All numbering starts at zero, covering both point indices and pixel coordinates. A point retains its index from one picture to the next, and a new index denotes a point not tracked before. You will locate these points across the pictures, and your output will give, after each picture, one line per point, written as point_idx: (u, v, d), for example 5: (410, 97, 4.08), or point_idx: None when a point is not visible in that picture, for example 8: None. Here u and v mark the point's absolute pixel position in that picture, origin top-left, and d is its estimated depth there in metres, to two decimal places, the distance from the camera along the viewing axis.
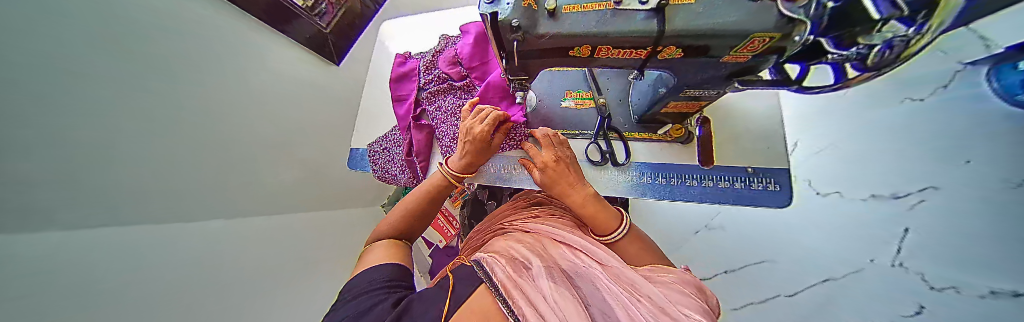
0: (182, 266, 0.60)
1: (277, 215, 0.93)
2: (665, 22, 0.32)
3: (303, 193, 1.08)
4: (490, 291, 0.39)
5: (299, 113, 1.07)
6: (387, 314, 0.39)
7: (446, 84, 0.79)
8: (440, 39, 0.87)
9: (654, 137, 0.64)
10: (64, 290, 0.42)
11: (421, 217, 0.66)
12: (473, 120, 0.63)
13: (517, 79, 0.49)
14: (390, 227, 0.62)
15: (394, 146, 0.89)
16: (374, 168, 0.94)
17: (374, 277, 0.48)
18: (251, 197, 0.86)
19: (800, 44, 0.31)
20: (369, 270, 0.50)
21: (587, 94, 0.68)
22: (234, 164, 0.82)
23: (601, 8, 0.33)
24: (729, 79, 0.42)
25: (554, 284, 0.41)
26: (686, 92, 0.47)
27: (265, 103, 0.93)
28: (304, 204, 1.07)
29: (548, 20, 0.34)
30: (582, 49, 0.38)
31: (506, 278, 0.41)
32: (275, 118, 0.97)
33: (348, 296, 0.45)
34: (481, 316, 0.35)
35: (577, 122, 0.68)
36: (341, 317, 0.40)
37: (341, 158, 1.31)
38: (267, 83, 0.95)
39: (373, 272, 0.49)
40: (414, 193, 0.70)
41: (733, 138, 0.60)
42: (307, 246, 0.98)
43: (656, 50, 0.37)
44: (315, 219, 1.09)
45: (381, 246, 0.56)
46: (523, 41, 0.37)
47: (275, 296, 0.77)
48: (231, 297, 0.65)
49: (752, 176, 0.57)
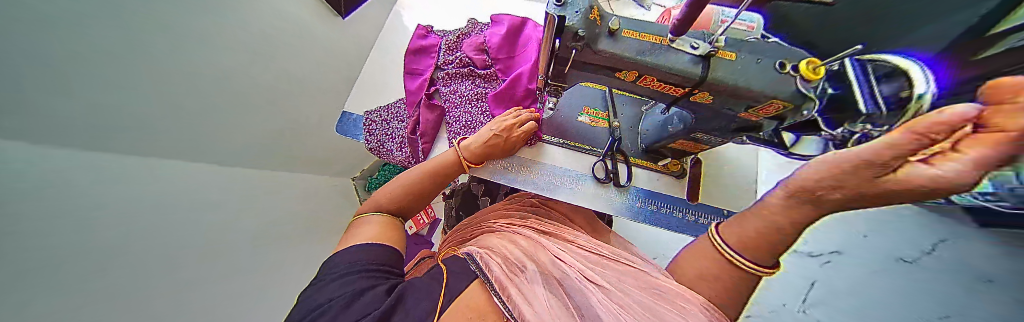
0: (140, 213, 0.51)
1: (240, 169, 0.82)
2: (708, 70, 0.36)
3: (274, 150, 0.96)
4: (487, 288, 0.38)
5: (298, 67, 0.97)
6: (378, 304, 0.37)
7: (468, 69, 0.77)
8: (467, 23, 0.84)
9: (655, 166, 0.69)
10: (26, 227, 0.36)
11: (419, 196, 0.63)
12: (513, 119, 0.66)
13: (554, 85, 0.50)
14: (387, 203, 0.59)
15: (396, 120, 0.84)
16: (368, 138, 0.87)
17: (362, 256, 0.44)
18: (221, 147, 0.75)
19: (802, 117, 0.37)
20: (353, 248, 0.46)
21: (603, 115, 0.71)
22: (226, 108, 0.73)
23: (657, 41, 0.37)
24: (736, 132, 0.47)
25: (549, 286, 0.41)
26: (696, 134, 0.53)
27: (268, 48, 0.83)
28: (274, 163, 0.96)
29: (609, 39, 0.36)
30: (629, 74, 0.40)
31: (501, 275, 0.41)
32: (276, 67, 0.87)
33: (332, 274, 0.41)
34: (477, 313, 0.36)
35: (590, 137, 0.71)
36: (325, 300, 0.37)
37: (325, 120, 1.20)
38: (275, 28, 0.84)
39: (360, 250, 0.45)
40: (415, 168, 0.66)
41: (719, 181, 0.68)
42: (267, 210, 0.87)
43: (690, 92, 0.41)
44: (280, 182, 0.98)
45: (371, 222, 0.53)
46: (580, 52, 0.37)
47: (232, 260, 0.69)
48: (187, 254, 0.58)
49: (726, 218, 0.65)
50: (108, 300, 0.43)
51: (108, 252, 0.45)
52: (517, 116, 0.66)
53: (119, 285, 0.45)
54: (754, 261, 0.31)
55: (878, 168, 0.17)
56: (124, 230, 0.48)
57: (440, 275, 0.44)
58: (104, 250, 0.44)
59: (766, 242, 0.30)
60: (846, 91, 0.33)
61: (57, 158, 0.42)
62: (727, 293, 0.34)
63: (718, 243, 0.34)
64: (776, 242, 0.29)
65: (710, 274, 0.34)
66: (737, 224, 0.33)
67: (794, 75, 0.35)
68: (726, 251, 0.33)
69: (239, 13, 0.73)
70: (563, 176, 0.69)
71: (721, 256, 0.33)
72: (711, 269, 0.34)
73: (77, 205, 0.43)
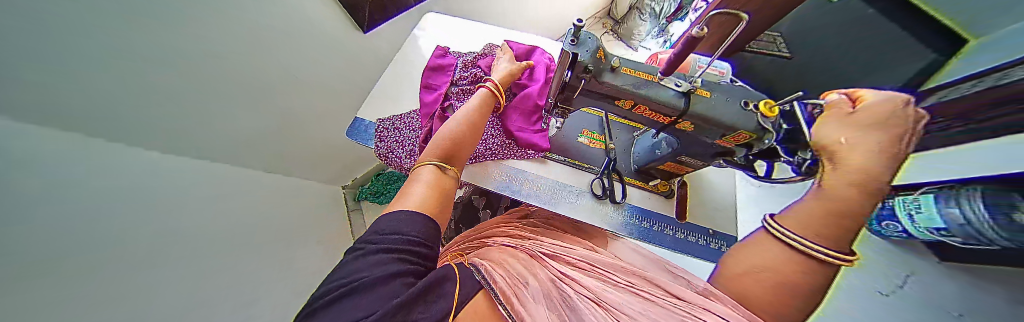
0: (74, 210, 0.47)
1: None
2: (689, 104, 0.44)
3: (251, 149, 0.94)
4: (491, 298, 0.35)
5: (295, 67, 0.97)
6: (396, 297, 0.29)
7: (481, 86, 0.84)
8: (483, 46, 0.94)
9: (646, 186, 0.76)
10: None
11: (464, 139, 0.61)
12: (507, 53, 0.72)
13: (561, 107, 0.57)
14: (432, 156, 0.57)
15: (409, 130, 0.90)
16: (378, 144, 0.90)
17: (402, 229, 0.39)
18: (201, 137, 0.79)
19: (765, 145, 0.45)
20: (400, 213, 0.42)
21: (600, 137, 0.79)
22: (197, 95, 0.73)
23: (648, 78, 0.45)
24: (714, 156, 0.56)
25: (550, 309, 0.38)
26: (681, 157, 0.60)
27: (258, 41, 0.82)
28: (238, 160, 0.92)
29: (610, 73, 0.45)
30: (626, 102, 0.48)
31: (504, 285, 0.38)
32: (275, 67, 0.90)
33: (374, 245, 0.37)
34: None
35: (588, 156, 0.78)
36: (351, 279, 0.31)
37: (320, 120, 1.21)
38: (282, 32, 0.88)
39: (399, 221, 0.40)
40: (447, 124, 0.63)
41: (703, 203, 0.75)
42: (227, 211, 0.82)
43: (676, 121, 0.48)
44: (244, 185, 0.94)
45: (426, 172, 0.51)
46: (588, 81, 0.45)
47: (189, 270, 0.63)
48: (132, 250, 0.53)
49: (712, 237, 0.71)
50: (49, 299, 0.39)
51: (52, 233, 0.43)
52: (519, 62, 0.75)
53: (62, 286, 0.41)
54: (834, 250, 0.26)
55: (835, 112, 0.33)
56: (54, 221, 0.44)
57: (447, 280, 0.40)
58: (46, 229, 0.42)
59: (843, 211, 0.27)
60: (794, 126, 0.39)
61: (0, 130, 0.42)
62: (790, 296, 0.27)
63: (775, 230, 0.30)
64: (847, 218, 0.27)
65: (773, 268, 0.28)
66: (796, 211, 0.32)
67: (755, 112, 0.44)
68: (789, 239, 0.28)
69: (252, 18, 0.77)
70: (563, 191, 0.74)
71: (785, 249, 0.29)
72: (783, 266, 0.28)
73: (6, 204, 0.38)
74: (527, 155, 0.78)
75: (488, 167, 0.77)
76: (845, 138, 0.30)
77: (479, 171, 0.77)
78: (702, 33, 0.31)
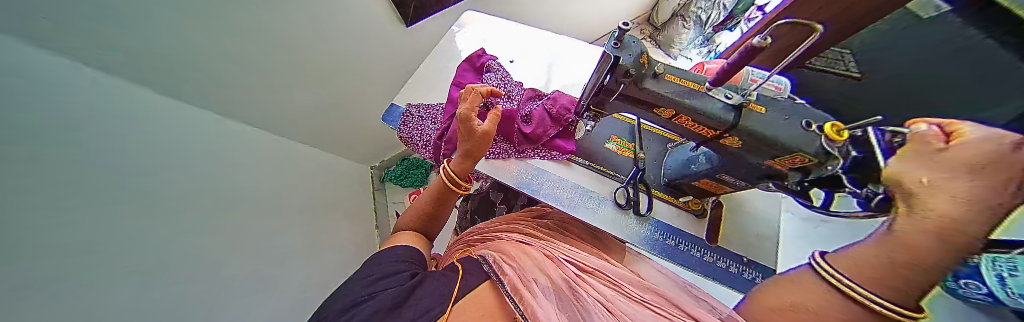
0: (134, 170, 0.51)
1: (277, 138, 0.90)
2: (739, 119, 0.41)
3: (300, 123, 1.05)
4: (499, 290, 0.38)
5: (340, 55, 1.04)
6: (403, 282, 0.39)
7: (512, 88, 0.83)
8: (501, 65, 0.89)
9: (675, 202, 0.71)
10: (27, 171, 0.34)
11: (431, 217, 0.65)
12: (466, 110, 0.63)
13: (593, 110, 0.56)
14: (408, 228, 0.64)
15: (435, 121, 0.93)
16: (406, 130, 0.95)
17: (392, 253, 0.48)
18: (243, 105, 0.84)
19: (825, 172, 0.41)
20: (389, 248, 0.51)
21: (629, 145, 0.76)
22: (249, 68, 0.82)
23: (694, 87, 0.43)
24: (759, 178, 0.51)
25: (557, 304, 0.39)
26: (720, 175, 0.56)
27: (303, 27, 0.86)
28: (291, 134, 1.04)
29: (652, 79, 0.43)
30: (666, 111, 0.46)
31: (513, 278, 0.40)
32: (327, 51, 0.98)
33: (386, 254, 0.47)
34: (482, 311, 0.35)
35: (615, 164, 0.75)
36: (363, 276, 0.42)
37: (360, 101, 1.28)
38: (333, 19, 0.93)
39: (392, 251, 0.49)
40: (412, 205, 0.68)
41: (740, 229, 0.68)
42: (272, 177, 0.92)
43: (721, 136, 0.45)
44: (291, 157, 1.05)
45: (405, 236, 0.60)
46: (627, 86, 0.44)
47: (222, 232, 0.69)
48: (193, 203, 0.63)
49: (746, 266, 0.65)
50: (126, 230, 0.47)
51: (128, 177, 0.50)
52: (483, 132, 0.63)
53: (133, 226, 0.48)
54: (899, 305, 0.20)
55: (921, 147, 0.29)
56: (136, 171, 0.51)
57: (453, 268, 0.45)
58: (125, 173, 0.50)
59: (922, 263, 0.20)
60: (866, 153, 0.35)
61: (108, 87, 0.52)
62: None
63: (822, 268, 0.24)
64: (917, 268, 0.20)
65: (802, 304, 0.23)
66: (851, 253, 0.24)
67: (819, 134, 0.39)
68: (833, 276, 0.22)
69: (313, 10, 0.86)
70: (584, 196, 0.72)
71: (831, 288, 0.23)
72: (811, 302, 0.23)
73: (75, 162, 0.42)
74: (553, 156, 0.77)
75: (509, 163, 0.78)
76: (927, 177, 0.22)
77: (502, 166, 0.78)
78: (766, 43, 0.27)
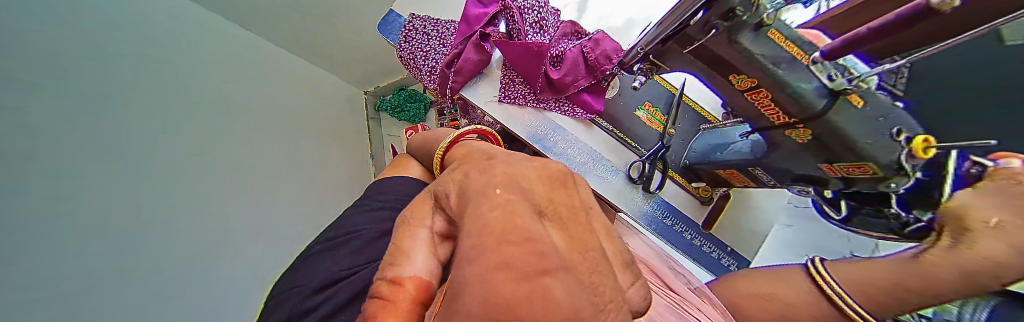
0: None
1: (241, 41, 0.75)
2: (830, 109, 0.33)
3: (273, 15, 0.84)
4: None
5: None
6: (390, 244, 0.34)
7: (546, 18, 0.66)
8: None
9: (686, 185, 0.69)
10: None
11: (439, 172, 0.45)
12: None
13: (652, 63, 0.46)
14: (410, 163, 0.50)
15: (443, 42, 0.77)
16: (406, 47, 0.79)
17: (387, 189, 0.42)
18: None
19: (880, 188, 0.37)
20: (394, 179, 0.43)
21: (660, 117, 0.68)
22: None
23: (797, 55, 0.33)
24: (795, 180, 0.47)
25: None
26: (752, 169, 0.52)
27: None
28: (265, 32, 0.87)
29: (752, 32, 0.32)
30: (744, 80, 0.37)
31: None
32: None
33: (373, 193, 0.43)
34: None
35: (638, 135, 0.68)
36: (353, 229, 0.38)
37: None
38: None
39: (391, 183, 0.43)
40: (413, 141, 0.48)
41: (735, 222, 0.69)
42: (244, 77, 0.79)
43: (791, 124, 0.39)
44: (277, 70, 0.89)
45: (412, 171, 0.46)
46: (717, 35, 0.34)
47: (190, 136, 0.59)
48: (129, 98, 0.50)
49: (728, 254, 0.68)
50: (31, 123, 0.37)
51: None
52: (481, 198, 0.10)
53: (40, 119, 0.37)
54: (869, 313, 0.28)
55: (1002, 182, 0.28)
56: None
57: None
58: None
59: (939, 294, 0.26)
60: (934, 178, 0.35)
61: None
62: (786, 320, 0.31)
63: (816, 272, 0.32)
64: (921, 295, 0.27)
65: (784, 299, 0.32)
66: (850, 267, 0.31)
67: (903, 146, 0.33)
68: (826, 284, 0.30)
69: None
70: (597, 162, 0.68)
71: (815, 290, 0.31)
72: (787, 296, 0.32)
73: None
74: (575, 112, 0.68)
75: (525, 112, 0.70)
76: (999, 219, 0.26)
77: (517, 112, 0.70)
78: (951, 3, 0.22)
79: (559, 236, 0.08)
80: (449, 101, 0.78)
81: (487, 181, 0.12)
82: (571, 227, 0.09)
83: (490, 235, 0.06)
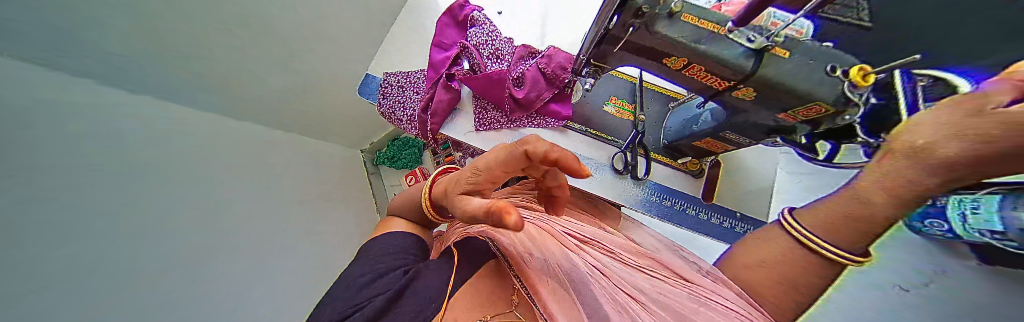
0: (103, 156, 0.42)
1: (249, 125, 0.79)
2: (760, 65, 0.36)
3: None
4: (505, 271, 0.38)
5: None
6: (396, 283, 0.36)
7: (500, 48, 0.72)
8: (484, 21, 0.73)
9: (673, 163, 0.70)
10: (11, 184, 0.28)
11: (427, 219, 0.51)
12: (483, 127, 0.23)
13: (595, 65, 0.49)
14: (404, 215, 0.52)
15: (416, 90, 0.83)
16: (383, 103, 0.85)
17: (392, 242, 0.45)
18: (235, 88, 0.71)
19: (840, 122, 0.39)
20: (386, 235, 0.46)
21: (628, 107, 0.71)
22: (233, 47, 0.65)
23: (713, 29, 0.36)
24: (767, 133, 0.48)
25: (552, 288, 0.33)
26: (725, 134, 0.53)
27: None
28: None
29: (667, 20, 0.35)
30: (678, 61, 0.40)
31: (512, 247, 0.39)
32: None
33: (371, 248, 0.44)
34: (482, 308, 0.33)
35: (611, 128, 0.71)
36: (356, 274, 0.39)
37: None
38: None
39: (387, 239, 0.45)
40: (403, 195, 0.54)
41: (733, 186, 0.69)
42: None
43: (733, 86, 0.41)
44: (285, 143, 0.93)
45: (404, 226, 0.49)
46: (637, 31, 0.37)
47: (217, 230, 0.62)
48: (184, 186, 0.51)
49: (737, 220, 0.67)
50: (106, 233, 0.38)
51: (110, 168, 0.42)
52: (492, 172, 0.31)
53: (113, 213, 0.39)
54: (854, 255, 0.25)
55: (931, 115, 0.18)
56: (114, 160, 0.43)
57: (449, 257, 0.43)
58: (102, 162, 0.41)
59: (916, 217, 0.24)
60: (888, 101, 0.37)
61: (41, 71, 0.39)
62: (797, 288, 0.27)
63: (789, 223, 0.30)
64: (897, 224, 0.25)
65: (770, 261, 0.30)
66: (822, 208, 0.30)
67: (843, 80, 0.35)
68: (800, 232, 0.28)
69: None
70: None
71: (792, 238, 0.29)
72: (774, 256, 0.30)
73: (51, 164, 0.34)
74: (546, 122, 0.71)
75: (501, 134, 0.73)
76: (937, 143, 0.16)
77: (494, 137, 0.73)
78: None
79: (515, 155, 0.29)
80: (432, 141, 0.82)
81: (485, 166, 0.31)
82: (519, 157, 0.29)
83: (502, 164, 0.30)
